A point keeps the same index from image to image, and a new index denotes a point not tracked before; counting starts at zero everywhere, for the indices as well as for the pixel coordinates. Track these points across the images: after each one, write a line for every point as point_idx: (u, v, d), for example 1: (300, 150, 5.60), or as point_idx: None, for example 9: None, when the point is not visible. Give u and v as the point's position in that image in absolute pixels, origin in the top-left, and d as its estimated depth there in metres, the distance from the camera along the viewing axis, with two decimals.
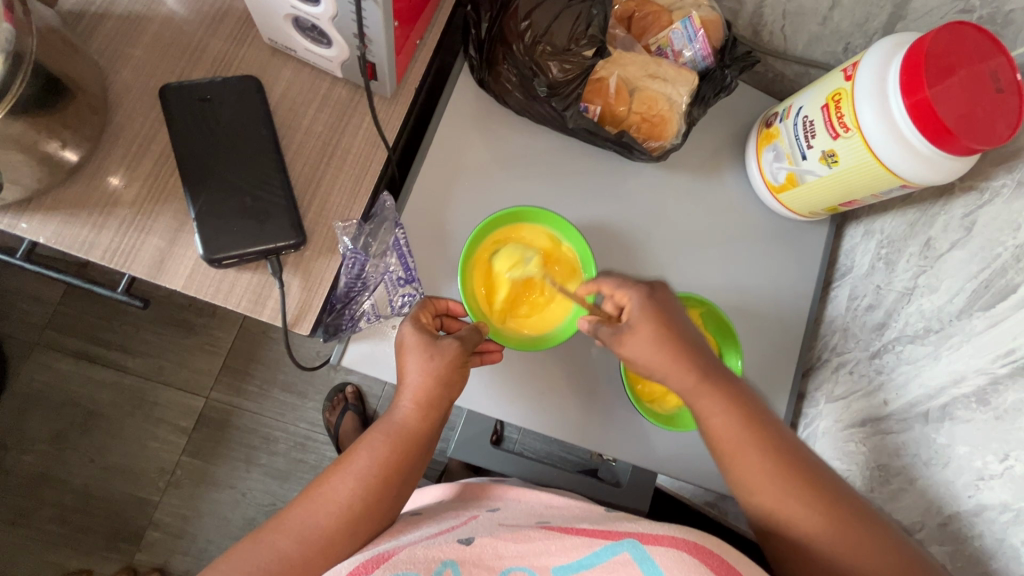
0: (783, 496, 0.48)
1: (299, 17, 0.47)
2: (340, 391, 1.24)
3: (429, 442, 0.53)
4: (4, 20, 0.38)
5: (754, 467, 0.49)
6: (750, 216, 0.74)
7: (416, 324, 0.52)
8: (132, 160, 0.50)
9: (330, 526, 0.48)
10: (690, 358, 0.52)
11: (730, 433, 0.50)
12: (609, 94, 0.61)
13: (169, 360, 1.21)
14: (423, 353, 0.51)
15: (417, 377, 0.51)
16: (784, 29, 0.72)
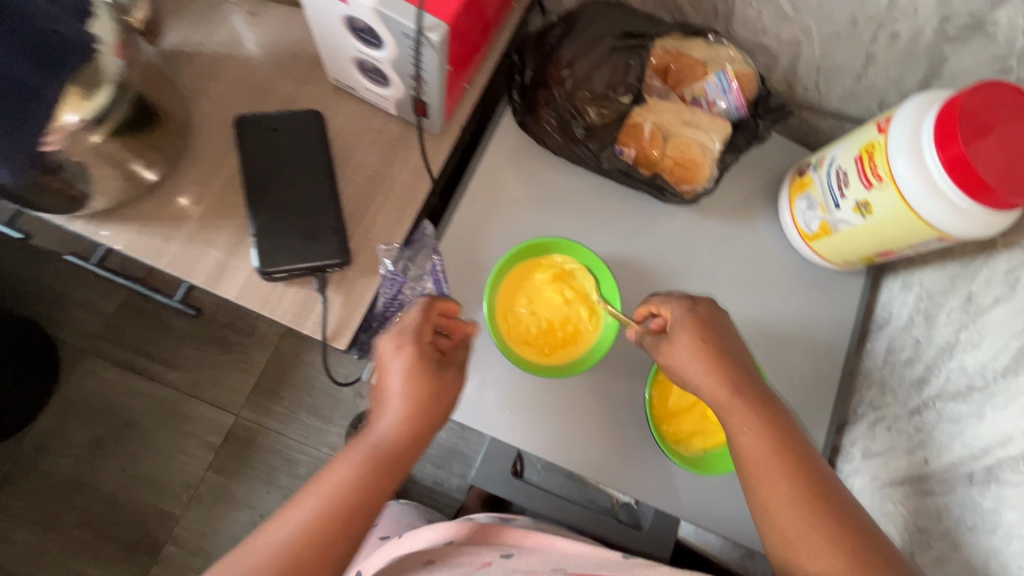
0: (806, 522, 0.47)
1: (363, 60, 0.51)
2: (363, 418, 1.26)
3: (411, 460, 0.50)
4: (115, 55, 0.44)
5: (782, 490, 0.48)
6: (782, 263, 0.74)
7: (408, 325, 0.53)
8: (203, 180, 0.55)
9: (293, 560, 0.42)
10: (731, 366, 0.53)
11: (765, 449, 0.50)
12: (644, 138, 0.64)
13: (205, 375, 1.26)
14: (413, 356, 0.51)
15: (404, 384, 0.50)
16: (818, 84, 0.74)
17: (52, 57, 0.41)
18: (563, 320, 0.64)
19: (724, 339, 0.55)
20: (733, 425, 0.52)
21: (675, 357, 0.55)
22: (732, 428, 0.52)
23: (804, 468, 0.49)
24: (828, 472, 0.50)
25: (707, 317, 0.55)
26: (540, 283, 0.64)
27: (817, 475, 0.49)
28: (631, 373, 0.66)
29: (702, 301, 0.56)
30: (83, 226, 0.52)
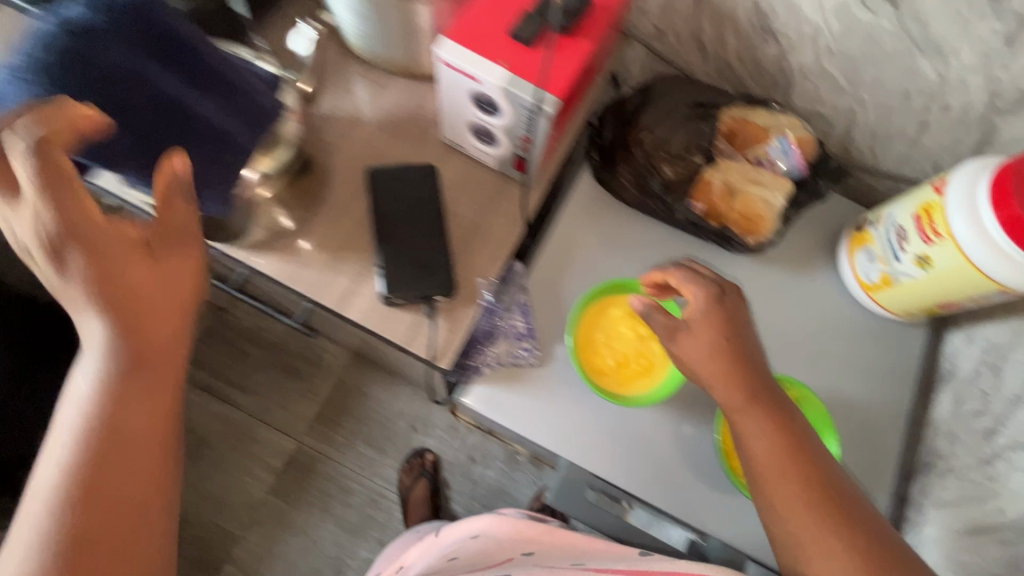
0: (815, 525, 0.50)
1: (479, 123, 0.61)
2: (419, 455, 1.35)
3: (160, 344, 0.46)
4: (296, 120, 0.58)
5: (789, 491, 0.52)
6: (841, 312, 0.79)
7: (61, 189, 0.40)
8: (334, 218, 0.65)
9: (107, 444, 0.43)
10: (741, 366, 0.57)
11: (771, 450, 0.53)
12: (712, 195, 0.71)
13: (273, 402, 1.38)
14: (93, 257, 0.42)
15: (139, 281, 0.45)
16: (874, 148, 0.80)
17: (245, 111, 0.50)
18: (637, 354, 0.69)
19: (736, 337, 0.58)
20: (744, 427, 0.55)
21: (684, 356, 0.58)
22: (742, 432, 0.55)
23: (814, 473, 0.52)
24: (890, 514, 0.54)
25: (713, 312, 0.58)
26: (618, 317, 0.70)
27: (823, 477, 0.53)
28: (700, 410, 0.70)
29: (713, 289, 0.59)
30: (241, 253, 0.63)
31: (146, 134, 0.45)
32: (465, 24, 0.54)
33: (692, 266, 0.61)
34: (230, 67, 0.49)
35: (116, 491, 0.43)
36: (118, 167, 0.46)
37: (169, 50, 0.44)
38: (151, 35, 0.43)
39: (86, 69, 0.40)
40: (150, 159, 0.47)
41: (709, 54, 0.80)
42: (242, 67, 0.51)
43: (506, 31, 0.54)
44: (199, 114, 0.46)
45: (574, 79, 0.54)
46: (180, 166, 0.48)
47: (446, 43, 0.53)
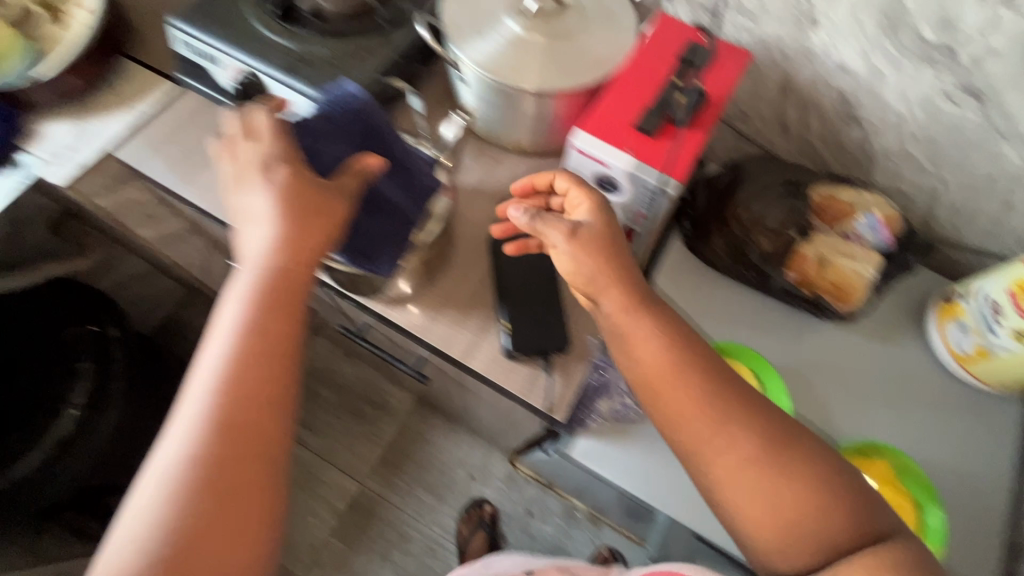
0: (728, 437, 0.56)
1: (596, 199, 0.69)
2: (478, 506, 1.39)
3: (299, 273, 0.56)
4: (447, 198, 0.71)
5: (700, 411, 0.57)
6: (931, 381, 0.80)
7: (267, 162, 0.56)
8: (460, 277, 0.73)
9: (246, 349, 0.53)
10: (612, 257, 0.61)
11: (659, 356, 0.59)
12: (807, 266, 0.75)
13: (339, 443, 1.47)
14: (275, 200, 0.55)
15: (294, 226, 0.55)
16: (957, 224, 0.84)
17: (416, 190, 0.65)
18: None
19: (609, 245, 0.61)
20: (628, 333, 0.59)
21: (564, 256, 0.60)
22: (629, 335, 0.60)
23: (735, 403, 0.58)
24: None
25: (604, 225, 0.61)
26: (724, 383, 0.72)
27: (738, 401, 0.58)
28: None
29: (601, 203, 0.62)
30: (380, 306, 0.70)
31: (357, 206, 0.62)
32: (595, 117, 0.63)
33: (577, 176, 0.64)
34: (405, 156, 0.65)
35: (248, 389, 0.52)
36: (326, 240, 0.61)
37: (372, 144, 0.62)
38: (364, 136, 0.61)
39: (319, 160, 0.59)
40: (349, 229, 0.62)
41: (792, 134, 0.87)
42: (416, 152, 0.66)
43: (631, 124, 0.63)
44: (386, 193, 0.62)
45: (693, 167, 0.61)
46: (368, 235, 0.62)
47: (580, 133, 0.62)
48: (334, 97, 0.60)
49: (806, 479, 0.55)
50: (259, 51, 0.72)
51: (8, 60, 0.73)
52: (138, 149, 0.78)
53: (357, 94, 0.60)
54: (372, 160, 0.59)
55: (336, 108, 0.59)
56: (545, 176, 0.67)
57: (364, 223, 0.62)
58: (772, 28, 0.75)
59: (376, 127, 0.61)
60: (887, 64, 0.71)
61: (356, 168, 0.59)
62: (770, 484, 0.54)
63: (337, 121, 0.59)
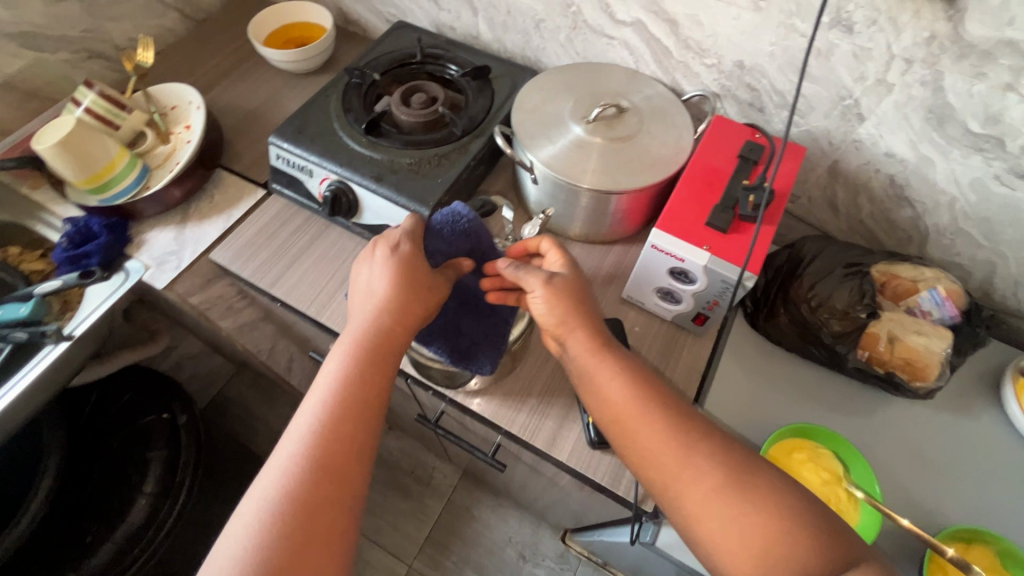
0: (693, 467, 0.53)
1: (669, 289, 0.72)
2: None
3: (400, 334, 0.60)
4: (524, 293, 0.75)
5: (651, 439, 0.55)
6: (1017, 457, 0.79)
7: (387, 240, 0.63)
8: (538, 365, 0.76)
9: (344, 396, 0.55)
10: (587, 306, 0.62)
11: (625, 391, 0.57)
12: (878, 345, 0.77)
13: (385, 522, 1.45)
14: (387, 269, 0.61)
15: (401, 293, 0.60)
16: (1016, 294, 0.85)
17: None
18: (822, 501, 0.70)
19: (580, 297, 0.62)
20: (595, 374, 0.58)
21: (537, 302, 0.61)
22: (595, 376, 0.59)
23: (687, 429, 0.55)
24: None
25: (576, 278, 0.63)
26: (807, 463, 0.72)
27: (706, 432, 0.55)
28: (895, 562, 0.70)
29: (576, 267, 0.65)
30: (463, 397, 0.73)
31: (458, 307, 0.68)
32: (666, 215, 0.68)
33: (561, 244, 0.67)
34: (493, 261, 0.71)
35: (340, 436, 0.53)
36: (432, 343, 0.68)
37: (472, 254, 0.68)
38: (467, 248, 0.66)
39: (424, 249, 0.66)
40: (450, 330, 0.68)
41: (841, 213, 0.91)
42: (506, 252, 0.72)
43: (702, 220, 0.67)
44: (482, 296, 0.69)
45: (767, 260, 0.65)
46: (469, 335, 0.68)
47: (655, 231, 0.66)
48: (447, 214, 0.65)
49: (769, 505, 0.50)
50: (349, 162, 0.80)
51: (126, 176, 0.83)
52: (231, 251, 0.85)
53: (466, 211, 0.64)
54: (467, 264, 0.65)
55: (448, 224, 0.64)
56: (533, 241, 0.69)
57: (464, 323, 0.68)
58: (819, 122, 0.81)
59: (476, 237, 0.66)
60: (935, 152, 0.76)
61: (456, 268, 0.65)
62: (737, 511, 0.50)
63: (449, 235, 0.64)
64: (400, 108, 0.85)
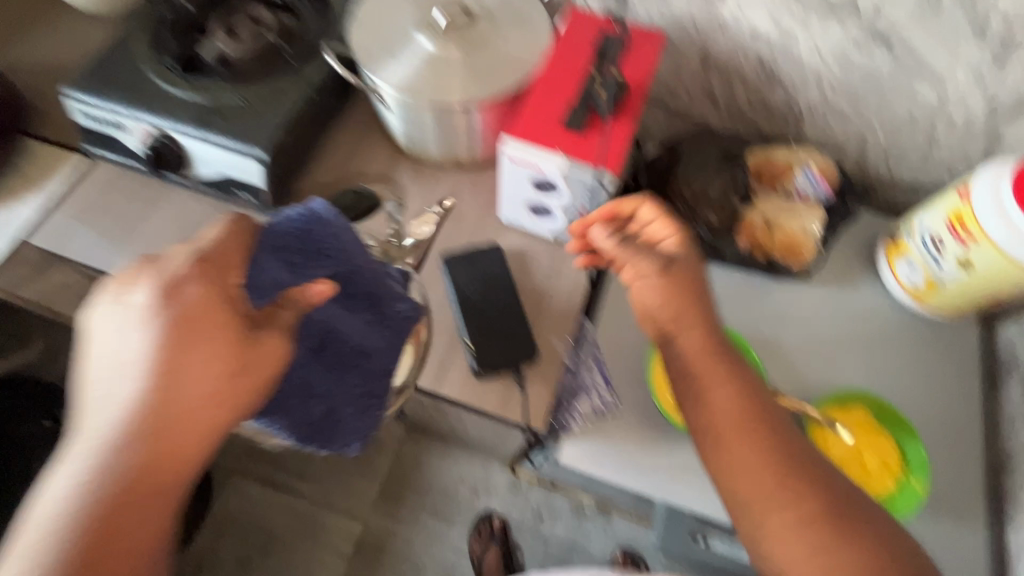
0: (783, 497, 0.51)
1: (540, 203, 0.69)
2: (487, 521, 1.38)
3: (193, 411, 0.46)
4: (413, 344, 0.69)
5: (750, 457, 0.53)
6: (895, 320, 0.82)
7: (160, 307, 0.46)
8: None
9: (98, 495, 0.42)
10: (691, 300, 0.59)
11: (737, 413, 0.55)
12: (753, 231, 0.77)
13: (333, 485, 1.43)
14: (168, 316, 0.45)
15: (191, 384, 0.46)
16: (889, 164, 0.87)
17: (389, 325, 0.65)
18: None
19: (694, 288, 0.59)
20: (708, 382, 0.56)
21: (653, 291, 0.59)
22: (705, 382, 0.56)
23: (795, 462, 0.53)
24: None
25: (691, 261, 0.60)
26: None
27: (818, 468, 0.53)
28: None
29: (688, 243, 0.61)
30: None
31: (309, 359, 0.61)
32: (520, 121, 0.62)
33: (664, 207, 0.62)
34: (382, 287, 0.64)
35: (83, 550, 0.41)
36: (270, 417, 0.61)
37: (347, 278, 0.61)
38: (341, 270, 0.60)
39: (258, 277, 0.53)
40: (302, 395, 0.61)
41: (721, 106, 0.88)
42: (389, 273, 0.66)
43: (558, 123, 0.62)
44: (346, 337, 0.63)
45: (626, 158, 0.61)
46: (323, 397, 0.63)
47: (509, 141, 0.61)
48: (299, 216, 0.58)
49: (869, 551, 0.48)
50: (164, 108, 0.69)
51: None
52: (58, 232, 0.75)
53: (324, 211, 0.59)
54: (322, 288, 0.51)
55: (298, 237, 0.57)
56: (629, 204, 0.62)
57: (316, 381, 0.62)
58: (681, 6, 0.76)
59: (342, 252, 0.60)
60: (795, 25, 0.73)
61: (296, 304, 0.53)
62: (828, 553, 0.48)
63: (299, 260, 0.57)
64: (222, 40, 0.73)
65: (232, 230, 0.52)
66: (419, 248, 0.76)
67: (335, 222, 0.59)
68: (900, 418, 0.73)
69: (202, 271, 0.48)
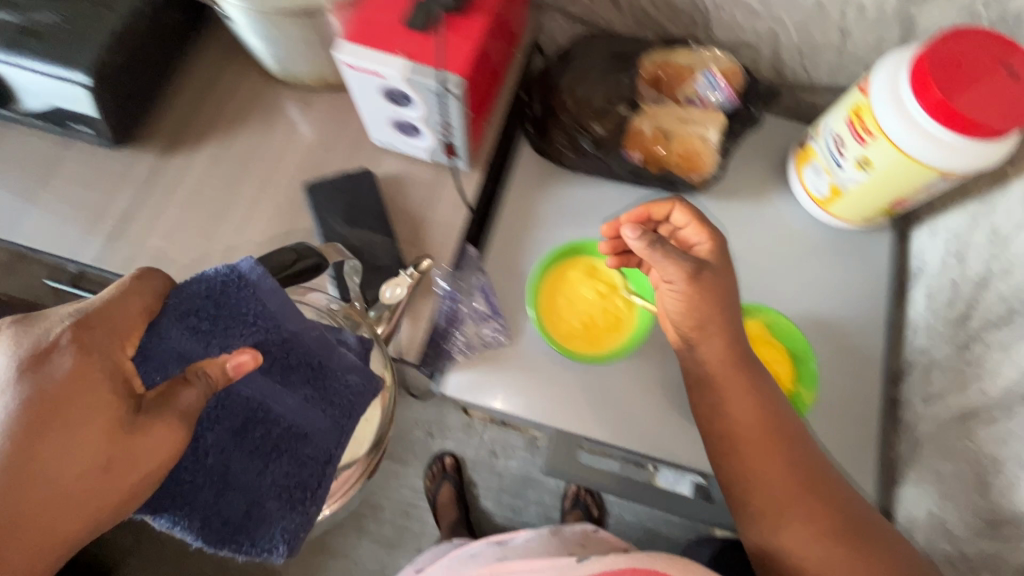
0: (802, 509, 0.60)
1: (400, 119, 0.62)
2: (440, 461, 1.37)
3: (76, 498, 0.40)
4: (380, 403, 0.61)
5: (774, 467, 0.61)
6: (806, 232, 0.80)
7: (23, 379, 0.40)
8: (283, 240, 0.67)
9: None
10: (723, 309, 0.60)
11: (761, 427, 0.61)
12: (648, 140, 0.71)
13: None
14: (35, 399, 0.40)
15: (56, 470, 0.40)
16: (804, 65, 0.80)
17: (334, 407, 0.53)
18: (599, 314, 0.70)
19: (723, 293, 0.61)
20: (728, 389, 0.62)
21: (677, 295, 0.61)
22: (727, 395, 0.62)
23: (804, 468, 0.61)
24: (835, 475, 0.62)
25: (722, 266, 0.62)
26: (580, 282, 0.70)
27: (824, 480, 0.61)
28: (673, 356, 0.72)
29: (721, 249, 0.63)
30: None
31: (228, 445, 0.49)
32: (357, 21, 0.55)
33: (696, 212, 0.64)
34: (326, 357, 0.53)
35: None
36: (173, 514, 0.49)
37: (285, 344, 0.50)
38: (274, 339, 0.49)
39: (168, 360, 0.46)
40: (218, 483, 0.49)
41: (622, 7, 0.81)
42: (346, 339, 0.56)
43: (399, 20, 0.55)
44: (276, 419, 0.51)
45: (476, 58, 0.55)
46: (240, 491, 0.50)
47: (343, 45, 0.54)
48: (220, 277, 0.47)
49: (864, 555, 0.58)
50: None
51: None
52: None
53: (256, 276, 0.47)
54: (246, 360, 0.43)
55: (217, 296, 0.46)
56: (661, 207, 0.65)
57: (235, 472, 0.49)
58: None
59: (270, 321, 0.49)
60: None
61: (208, 378, 0.43)
62: (837, 554, 0.58)
63: (204, 328, 0.46)
64: None
65: (131, 289, 0.44)
66: (391, 316, 0.62)
67: (263, 288, 0.48)
68: (792, 328, 0.70)
69: (76, 339, 0.42)
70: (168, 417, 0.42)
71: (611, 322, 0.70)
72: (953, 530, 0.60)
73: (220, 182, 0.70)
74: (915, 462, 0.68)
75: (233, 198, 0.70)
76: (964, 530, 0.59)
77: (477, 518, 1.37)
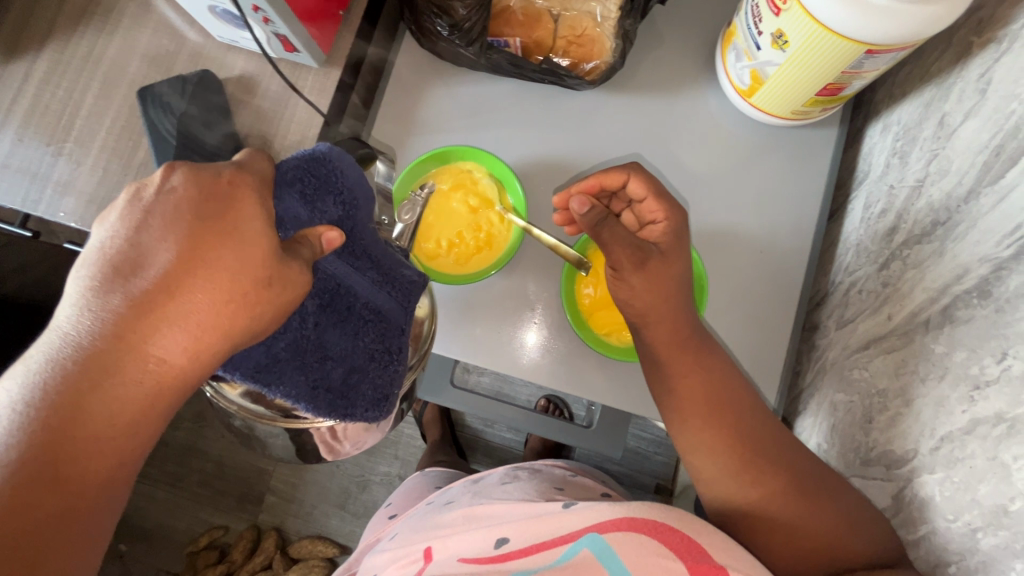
0: (760, 467, 0.51)
1: (218, 7, 0.54)
2: None
3: (195, 344, 0.33)
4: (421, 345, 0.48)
5: (712, 436, 0.52)
6: (736, 131, 0.69)
7: (179, 205, 0.33)
8: (128, 154, 0.64)
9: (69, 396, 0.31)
10: (664, 285, 0.54)
11: (698, 396, 0.53)
12: (521, 22, 0.63)
13: None
14: (209, 230, 0.33)
15: (195, 301, 0.33)
16: None
17: (399, 288, 0.41)
18: (473, 231, 0.67)
19: (676, 275, 0.55)
20: (678, 372, 0.54)
21: (626, 287, 0.54)
22: (672, 369, 0.55)
23: (749, 434, 0.52)
24: (781, 431, 0.53)
25: (674, 244, 0.56)
26: (450, 201, 0.67)
27: (777, 444, 0.52)
28: (551, 273, 0.68)
29: (681, 227, 0.57)
30: (45, 210, 0.63)
31: (322, 319, 0.38)
32: None
33: (654, 184, 0.57)
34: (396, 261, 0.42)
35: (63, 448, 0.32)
36: (279, 385, 0.36)
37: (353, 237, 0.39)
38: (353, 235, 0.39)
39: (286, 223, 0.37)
40: (311, 358, 0.37)
41: None
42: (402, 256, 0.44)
43: None
44: (358, 293, 0.39)
45: None
46: (339, 359, 0.38)
47: None
48: (303, 157, 0.36)
49: (833, 510, 0.49)
50: None
51: None
52: None
53: (336, 154, 0.36)
54: (335, 237, 0.34)
55: (307, 175, 0.36)
56: (614, 178, 0.57)
57: (332, 343, 0.38)
58: None
59: (353, 198, 0.37)
60: None
61: (311, 246, 0.35)
62: (803, 514, 0.50)
63: (315, 193, 0.36)
64: None
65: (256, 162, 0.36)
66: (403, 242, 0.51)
67: (348, 167, 0.37)
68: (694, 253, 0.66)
69: (229, 182, 0.34)
70: (293, 262, 0.34)
71: (485, 238, 0.67)
72: (834, 463, 0.57)
73: (60, 89, 0.64)
74: (819, 389, 0.64)
75: (74, 110, 0.64)
76: (844, 465, 0.56)
77: (466, 438, 1.32)
